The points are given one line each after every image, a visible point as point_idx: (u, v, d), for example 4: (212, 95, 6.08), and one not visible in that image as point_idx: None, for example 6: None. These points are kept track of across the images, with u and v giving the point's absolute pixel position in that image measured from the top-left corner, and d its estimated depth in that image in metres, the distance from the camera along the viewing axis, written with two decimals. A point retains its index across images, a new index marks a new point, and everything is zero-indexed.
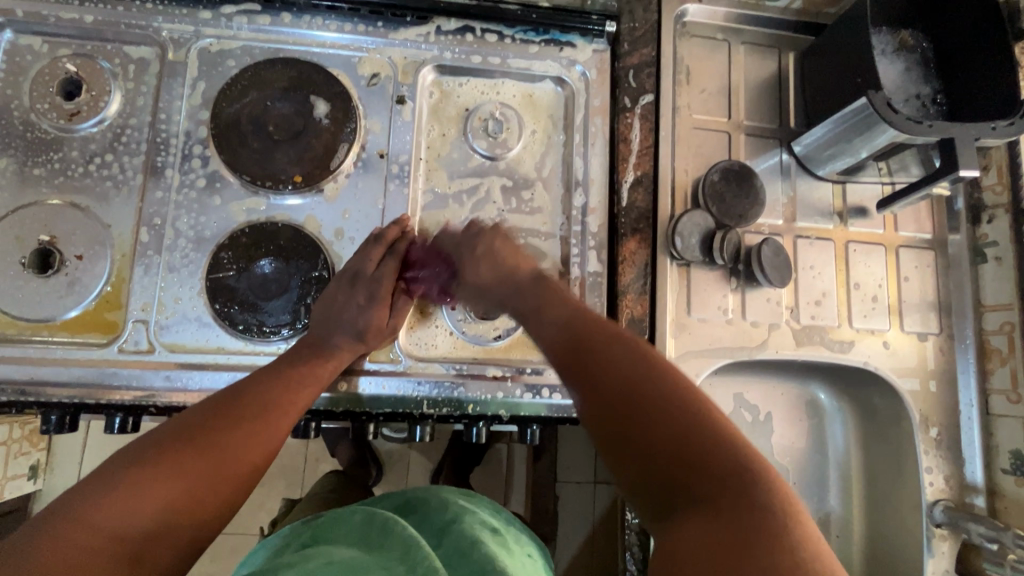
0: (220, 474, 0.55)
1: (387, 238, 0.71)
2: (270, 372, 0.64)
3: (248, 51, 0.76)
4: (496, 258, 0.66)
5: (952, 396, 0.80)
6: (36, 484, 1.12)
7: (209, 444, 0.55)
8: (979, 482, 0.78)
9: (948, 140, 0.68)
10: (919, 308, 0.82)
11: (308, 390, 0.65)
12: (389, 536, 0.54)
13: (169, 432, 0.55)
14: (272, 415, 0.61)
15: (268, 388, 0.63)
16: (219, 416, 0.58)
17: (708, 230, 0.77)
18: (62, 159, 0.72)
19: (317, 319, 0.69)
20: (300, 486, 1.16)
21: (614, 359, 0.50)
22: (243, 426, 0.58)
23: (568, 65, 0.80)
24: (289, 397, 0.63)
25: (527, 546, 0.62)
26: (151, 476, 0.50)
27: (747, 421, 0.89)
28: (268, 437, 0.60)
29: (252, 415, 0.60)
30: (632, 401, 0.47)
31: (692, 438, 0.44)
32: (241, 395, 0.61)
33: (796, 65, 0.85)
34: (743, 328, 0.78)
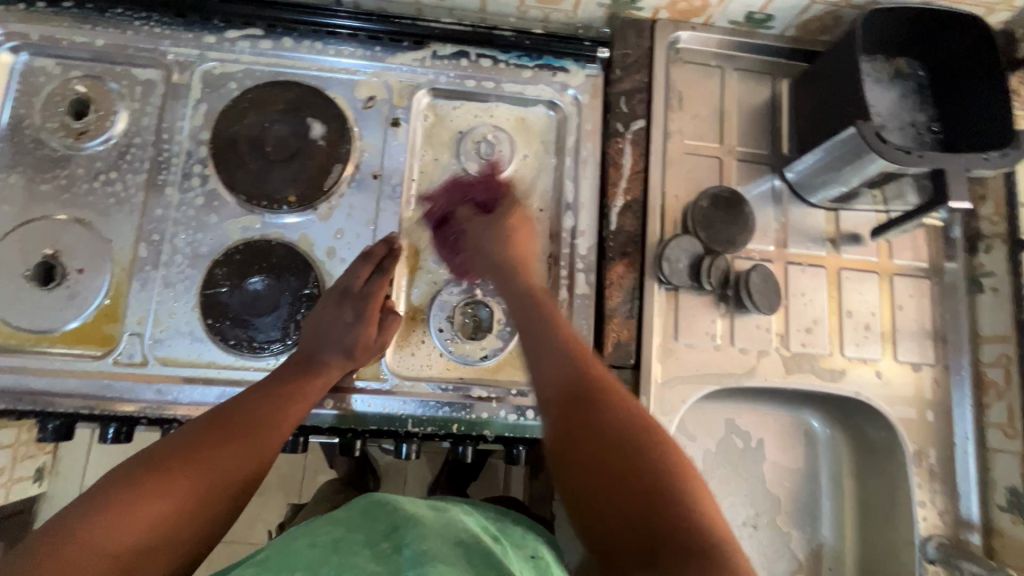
0: (211, 490, 0.55)
1: (375, 256, 0.73)
2: (262, 390, 0.65)
3: (249, 74, 0.78)
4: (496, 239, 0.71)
5: (947, 428, 0.79)
6: (41, 486, 1.14)
7: (201, 460, 0.56)
8: (975, 519, 0.76)
9: (938, 170, 0.68)
10: (914, 336, 0.81)
11: (299, 406, 0.66)
12: (381, 517, 0.55)
13: (161, 449, 0.56)
14: (263, 431, 0.62)
15: (261, 404, 0.63)
16: (210, 433, 0.59)
17: (697, 255, 0.77)
18: (69, 176, 0.75)
19: (307, 337, 0.70)
20: (295, 499, 1.16)
21: (603, 403, 0.52)
22: (235, 441, 0.59)
23: (560, 89, 0.81)
24: (282, 412, 0.64)
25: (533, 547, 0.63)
26: (141, 495, 0.51)
27: (738, 447, 0.88)
28: (260, 452, 0.60)
29: (246, 431, 0.60)
30: (616, 449, 0.49)
31: (666, 493, 0.46)
32: (236, 410, 0.62)
33: (790, 92, 0.86)
34: (731, 354, 0.77)
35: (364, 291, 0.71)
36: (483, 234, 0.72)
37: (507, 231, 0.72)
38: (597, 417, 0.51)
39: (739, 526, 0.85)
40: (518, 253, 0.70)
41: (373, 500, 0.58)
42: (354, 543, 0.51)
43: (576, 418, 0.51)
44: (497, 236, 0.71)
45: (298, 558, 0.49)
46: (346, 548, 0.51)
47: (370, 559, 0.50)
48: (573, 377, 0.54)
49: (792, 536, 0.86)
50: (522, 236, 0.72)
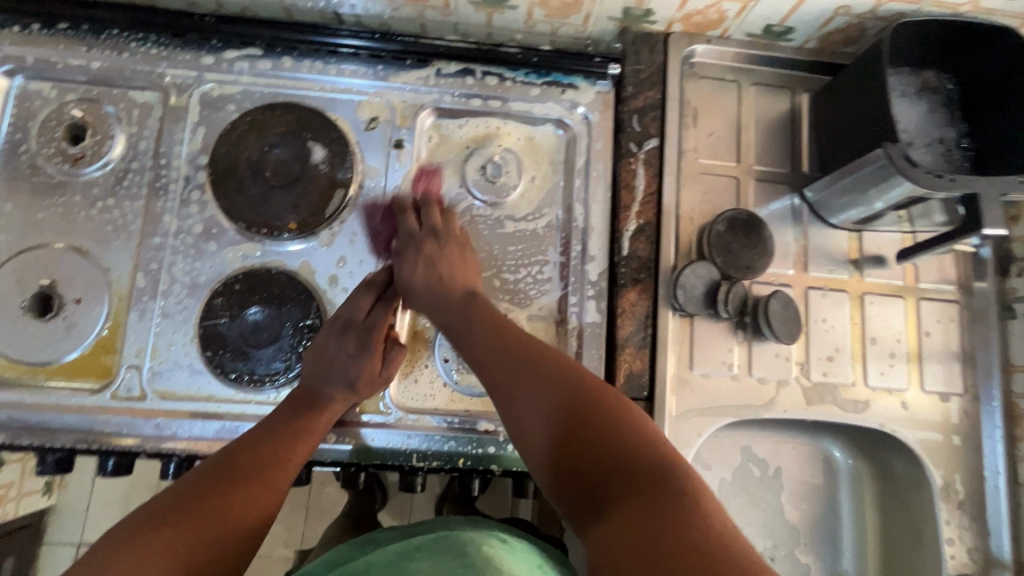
0: (220, 543, 0.50)
1: (379, 285, 0.70)
2: (266, 429, 0.62)
3: (248, 95, 0.76)
4: (437, 266, 0.67)
5: (977, 461, 0.75)
6: (50, 500, 1.14)
7: (205, 511, 0.52)
8: (1006, 557, 0.73)
9: (971, 195, 0.64)
10: (943, 363, 0.77)
11: (306, 442, 0.63)
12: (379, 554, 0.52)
13: (159, 506, 0.51)
14: (273, 471, 0.59)
15: (261, 449, 0.60)
16: (220, 478, 0.55)
17: (712, 281, 0.73)
18: (66, 203, 0.73)
19: (310, 371, 0.67)
20: (303, 513, 1.14)
21: (537, 366, 0.55)
22: (239, 487, 0.55)
23: (570, 107, 0.78)
24: (284, 454, 0.60)
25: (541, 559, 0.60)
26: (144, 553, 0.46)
27: (755, 476, 0.84)
28: (274, 490, 0.57)
29: (249, 475, 0.57)
30: (548, 405, 0.52)
31: (603, 434, 0.49)
32: (236, 456, 0.58)
33: (810, 106, 0.82)
34: (749, 384, 0.74)
35: (368, 321, 0.69)
36: (430, 269, 0.67)
37: (451, 262, 0.67)
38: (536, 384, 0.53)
39: None
40: (456, 276, 0.67)
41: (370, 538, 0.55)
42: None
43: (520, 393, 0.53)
44: (444, 263, 0.67)
45: None
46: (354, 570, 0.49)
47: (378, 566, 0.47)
48: (503, 346, 0.58)
49: (811, 568, 0.83)
50: (461, 261, 0.68)
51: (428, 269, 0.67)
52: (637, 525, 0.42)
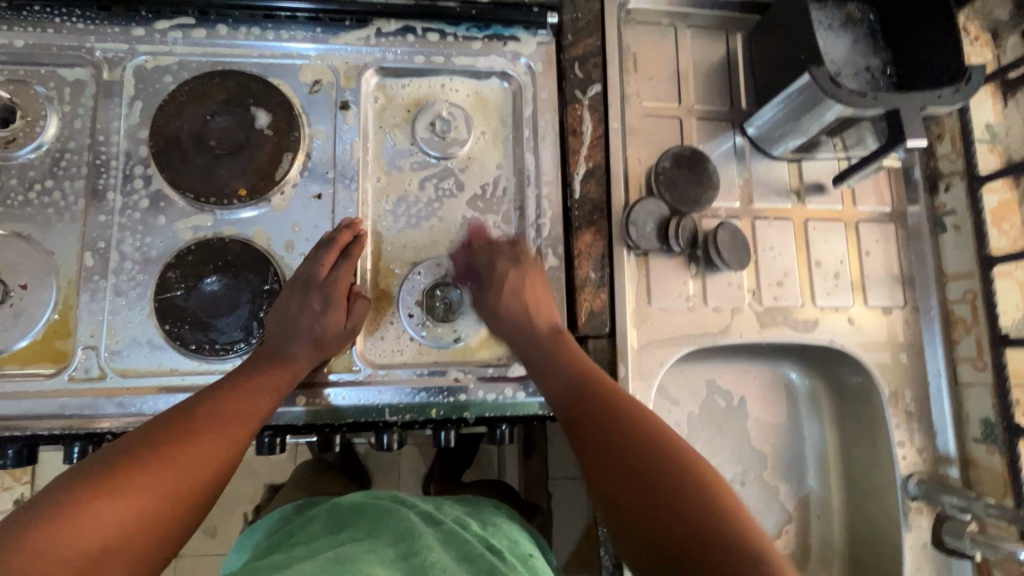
0: (174, 490, 0.51)
1: (339, 242, 0.70)
2: (227, 382, 0.62)
3: (185, 66, 0.74)
4: (521, 299, 0.71)
5: (920, 368, 0.80)
6: None
7: (168, 457, 0.52)
8: (951, 453, 0.78)
9: (893, 111, 0.68)
10: (883, 281, 0.81)
11: (266, 396, 0.63)
12: (382, 531, 0.57)
13: (119, 449, 0.52)
14: (232, 422, 0.58)
15: (225, 401, 0.60)
16: (175, 428, 0.55)
17: (663, 217, 0.76)
18: (1, 189, 0.71)
19: (275, 330, 0.67)
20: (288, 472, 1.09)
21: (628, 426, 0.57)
22: (199, 436, 0.55)
23: (512, 59, 0.79)
24: (246, 406, 0.60)
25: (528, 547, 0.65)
26: (98, 497, 0.47)
27: (720, 407, 0.89)
28: (232, 439, 0.57)
29: (210, 426, 0.57)
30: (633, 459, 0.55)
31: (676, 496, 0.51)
32: (199, 406, 0.58)
33: (745, 46, 0.85)
34: (706, 313, 0.77)
35: (328, 278, 0.69)
36: (516, 298, 0.71)
37: (525, 291, 0.71)
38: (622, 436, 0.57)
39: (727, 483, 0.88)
40: (542, 308, 0.71)
41: (378, 509, 0.61)
42: (357, 551, 0.53)
43: (599, 436, 0.57)
44: (525, 294, 0.71)
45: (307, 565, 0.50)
46: (351, 556, 0.52)
47: (379, 562, 0.52)
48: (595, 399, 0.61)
49: (779, 488, 0.88)
50: (542, 292, 0.72)
51: (515, 298, 0.71)
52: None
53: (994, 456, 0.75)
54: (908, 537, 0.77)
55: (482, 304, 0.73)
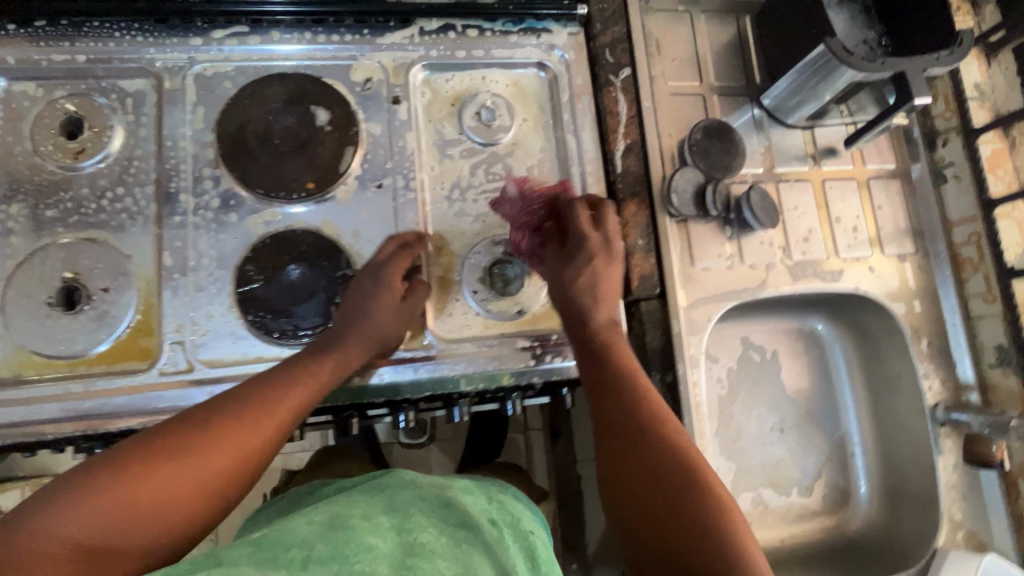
0: (193, 478, 0.53)
1: (407, 241, 0.74)
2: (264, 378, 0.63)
3: (243, 72, 0.78)
4: (594, 277, 0.70)
5: (936, 307, 0.88)
6: None
7: (191, 445, 0.54)
8: (971, 380, 0.86)
9: (900, 74, 0.76)
10: (896, 232, 0.89)
11: (300, 390, 0.63)
12: (379, 500, 0.57)
13: (147, 435, 0.55)
14: (262, 417, 0.59)
15: (252, 401, 0.60)
16: (205, 419, 0.57)
17: (699, 184, 0.82)
18: (73, 198, 0.73)
19: (339, 320, 0.70)
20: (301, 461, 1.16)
21: (633, 400, 0.60)
22: (219, 432, 0.56)
23: (547, 50, 0.85)
24: (277, 400, 0.61)
25: (532, 524, 0.61)
26: (119, 480, 0.50)
27: (756, 361, 0.96)
28: (258, 433, 0.58)
29: (234, 425, 0.57)
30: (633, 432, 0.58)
31: (668, 473, 0.55)
32: (235, 399, 0.60)
33: (753, 27, 0.93)
34: (744, 271, 0.84)
35: (385, 261, 0.72)
36: (592, 277, 0.70)
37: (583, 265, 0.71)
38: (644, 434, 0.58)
39: (769, 431, 0.94)
40: (606, 293, 0.70)
41: (380, 484, 0.61)
42: (352, 518, 0.53)
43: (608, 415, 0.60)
44: (597, 278, 0.70)
45: (295, 535, 0.50)
46: (345, 522, 0.52)
47: (371, 531, 0.51)
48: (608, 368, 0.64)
49: (815, 433, 0.95)
50: (611, 276, 0.71)
51: (592, 276, 0.70)
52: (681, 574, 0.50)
53: (1010, 377, 0.83)
54: (941, 460, 0.84)
55: (557, 272, 0.72)
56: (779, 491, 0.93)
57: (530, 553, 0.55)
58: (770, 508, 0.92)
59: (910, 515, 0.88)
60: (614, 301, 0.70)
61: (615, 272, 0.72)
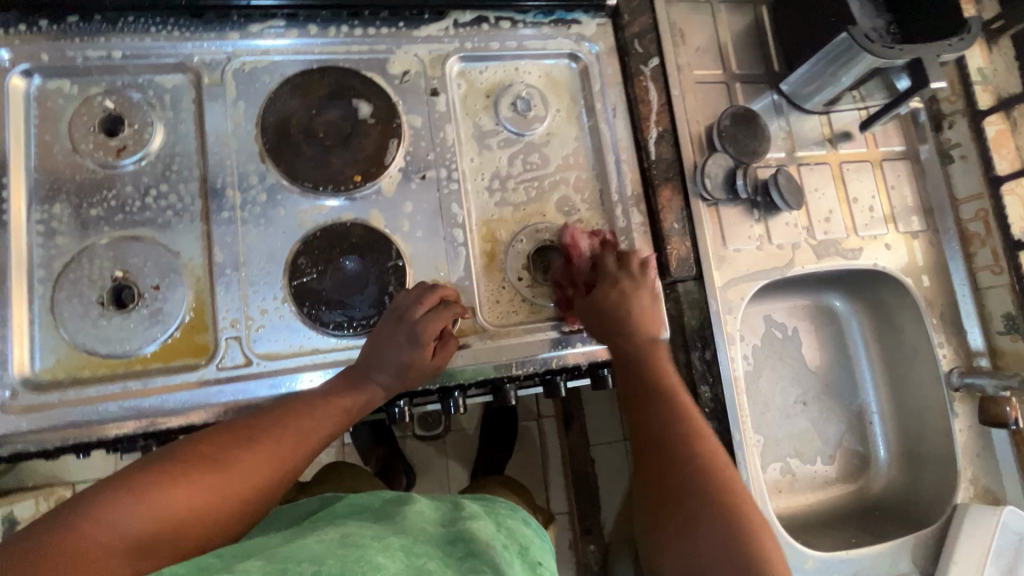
0: (236, 491, 0.56)
1: (449, 299, 0.73)
2: (300, 402, 0.66)
3: (282, 66, 0.78)
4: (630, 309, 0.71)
5: (947, 281, 0.93)
6: None
7: (231, 459, 0.57)
8: (980, 346, 0.92)
9: (916, 60, 0.80)
10: (909, 210, 0.94)
11: (333, 413, 0.66)
12: (390, 528, 0.54)
13: (191, 443, 0.57)
14: (296, 437, 0.62)
15: (288, 425, 0.63)
16: (245, 434, 0.60)
17: (729, 169, 0.86)
18: (117, 197, 0.73)
19: (368, 355, 0.69)
20: None
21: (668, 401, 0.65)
22: (256, 450, 0.59)
23: (577, 41, 0.87)
24: (313, 421, 0.64)
25: (541, 553, 0.61)
26: (170, 482, 0.52)
27: (779, 338, 1.01)
28: (294, 452, 0.61)
29: (271, 444, 0.60)
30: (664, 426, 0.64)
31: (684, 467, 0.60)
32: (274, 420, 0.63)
33: (769, 16, 0.96)
34: (771, 251, 0.88)
35: (422, 317, 0.69)
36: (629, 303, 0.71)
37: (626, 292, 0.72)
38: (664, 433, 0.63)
39: (793, 404, 0.99)
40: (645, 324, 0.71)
41: (385, 513, 0.58)
42: (364, 539, 0.50)
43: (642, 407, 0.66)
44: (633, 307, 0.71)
45: (303, 553, 0.47)
46: (356, 543, 0.49)
47: (382, 551, 0.48)
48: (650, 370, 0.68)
49: (835, 404, 1.01)
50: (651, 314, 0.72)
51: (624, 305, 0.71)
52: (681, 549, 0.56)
53: (1017, 342, 0.89)
54: (956, 422, 0.91)
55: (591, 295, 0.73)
56: (804, 459, 0.98)
57: None
58: (797, 476, 0.97)
59: (927, 476, 0.95)
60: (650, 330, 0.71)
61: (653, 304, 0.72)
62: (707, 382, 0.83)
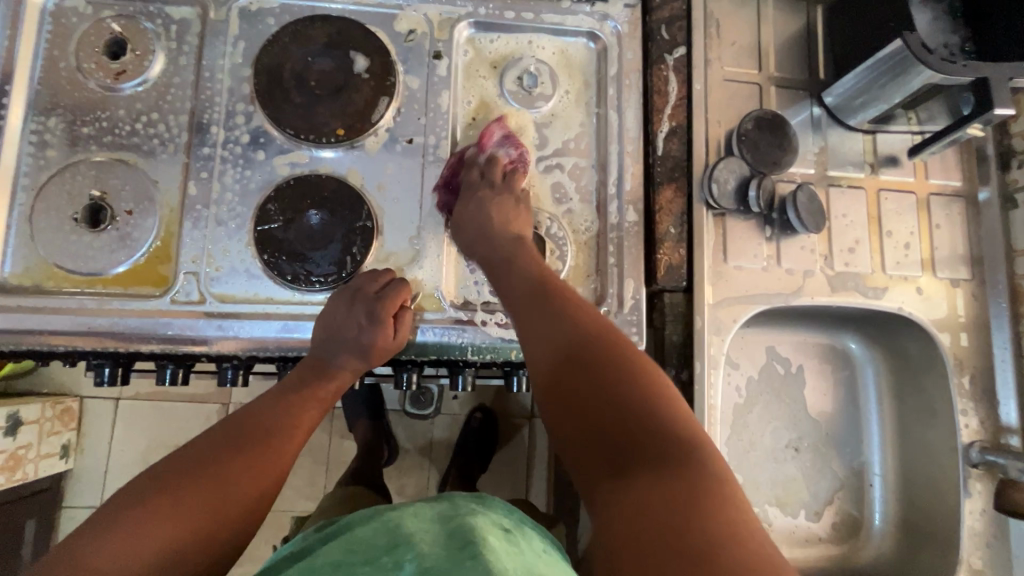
0: (231, 504, 0.54)
1: (385, 277, 0.71)
2: (273, 400, 0.65)
3: (287, 10, 0.77)
4: (496, 211, 0.72)
5: (985, 341, 0.81)
6: (67, 464, 1.28)
7: (220, 470, 0.55)
8: (1014, 423, 0.79)
9: (982, 80, 0.69)
10: (953, 254, 0.83)
11: (310, 411, 0.66)
12: (383, 537, 0.52)
13: (169, 466, 0.55)
14: (278, 437, 0.61)
15: (268, 427, 0.62)
16: (225, 444, 0.58)
17: (744, 176, 0.78)
18: (110, 118, 0.74)
19: (320, 338, 0.69)
20: (325, 462, 1.32)
21: (563, 318, 0.60)
22: (241, 455, 0.58)
23: (600, 19, 0.81)
24: (293, 420, 0.64)
25: (542, 539, 0.60)
26: (160, 510, 0.50)
27: (780, 373, 0.91)
28: (281, 452, 0.61)
29: (255, 449, 0.59)
30: (570, 347, 0.57)
31: (612, 380, 0.53)
32: (247, 423, 0.62)
33: (824, 19, 0.86)
34: (778, 275, 0.79)
35: (377, 295, 0.69)
36: (484, 206, 0.72)
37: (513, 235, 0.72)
38: (584, 356, 0.55)
39: (783, 448, 0.89)
40: (509, 220, 0.72)
41: (377, 519, 0.57)
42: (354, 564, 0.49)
43: (551, 329, 0.59)
44: (495, 211, 0.72)
45: None
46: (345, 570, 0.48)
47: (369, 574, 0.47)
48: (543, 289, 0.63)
49: (833, 457, 0.91)
50: (513, 211, 0.73)
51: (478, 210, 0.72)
52: (655, 488, 0.46)
53: None
54: (967, 503, 0.78)
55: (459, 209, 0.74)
56: (786, 510, 0.88)
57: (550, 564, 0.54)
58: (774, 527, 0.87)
59: (927, 556, 0.84)
60: (517, 219, 0.72)
61: (517, 207, 0.73)
62: None
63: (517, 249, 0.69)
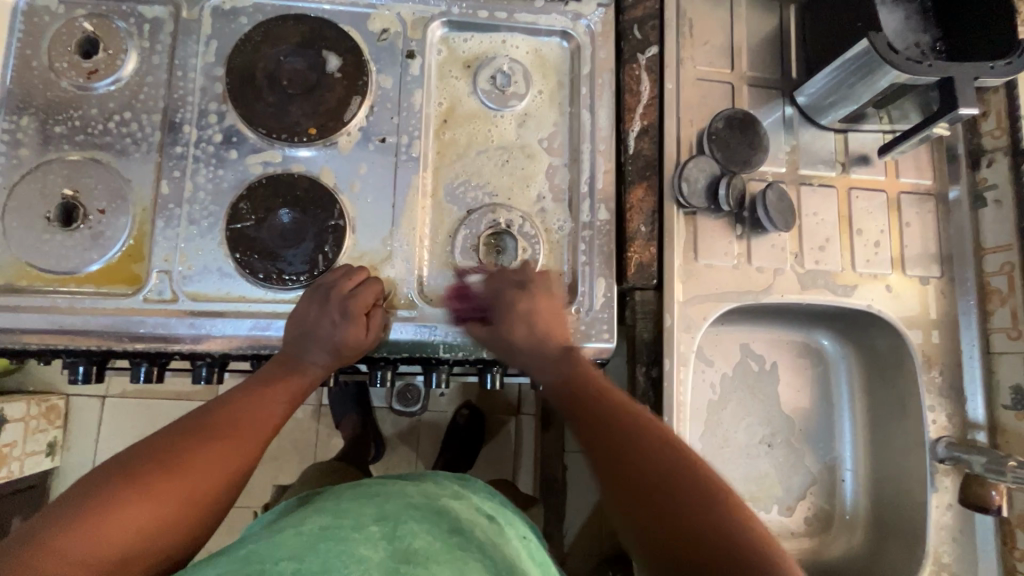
0: (199, 491, 0.54)
1: (358, 275, 0.71)
2: (248, 389, 0.65)
3: (259, 9, 0.77)
4: (536, 319, 0.71)
5: (953, 339, 0.83)
6: (52, 461, 1.28)
7: (191, 457, 0.55)
8: (980, 419, 0.81)
9: (947, 80, 0.70)
10: (923, 252, 0.84)
11: (281, 401, 0.65)
12: (370, 506, 0.52)
13: (143, 450, 0.55)
14: (251, 426, 0.61)
15: (241, 416, 0.61)
16: (197, 430, 0.58)
17: (714, 176, 0.79)
18: (82, 117, 0.74)
19: (294, 334, 0.69)
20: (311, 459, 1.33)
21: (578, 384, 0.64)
22: (213, 443, 0.57)
23: (573, 19, 0.81)
24: (267, 410, 0.63)
25: (523, 530, 0.61)
26: (131, 495, 0.50)
27: (754, 370, 0.92)
28: (252, 441, 0.60)
29: (228, 437, 0.59)
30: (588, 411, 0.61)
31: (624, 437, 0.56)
32: (220, 410, 0.61)
33: (797, 19, 0.87)
34: (749, 273, 0.80)
35: (351, 293, 0.69)
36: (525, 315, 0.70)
37: (552, 311, 0.72)
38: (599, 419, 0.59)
39: (756, 444, 0.90)
40: (555, 330, 0.71)
41: (361, 491, 0.57)
42: (343, 526, 0.48)
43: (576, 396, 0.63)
44: (535, 315, 0.71)
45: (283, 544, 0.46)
46: (336, 533, 0.47)
47: (361, 542, 0.46)
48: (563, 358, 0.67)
49: (806, 453, 0.92)
50: (554, 316, 0.72)
51: (530, 328, 0.70)
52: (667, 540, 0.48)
53: None
54: (934, 497, 0.80)
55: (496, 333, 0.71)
56: (759, 506, 0.89)
57: (525, 552, 0.55)
58: None
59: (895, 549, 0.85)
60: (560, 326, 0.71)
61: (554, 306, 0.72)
62: (647, 402, 0.77)
63: (565, 356, 0.68)
